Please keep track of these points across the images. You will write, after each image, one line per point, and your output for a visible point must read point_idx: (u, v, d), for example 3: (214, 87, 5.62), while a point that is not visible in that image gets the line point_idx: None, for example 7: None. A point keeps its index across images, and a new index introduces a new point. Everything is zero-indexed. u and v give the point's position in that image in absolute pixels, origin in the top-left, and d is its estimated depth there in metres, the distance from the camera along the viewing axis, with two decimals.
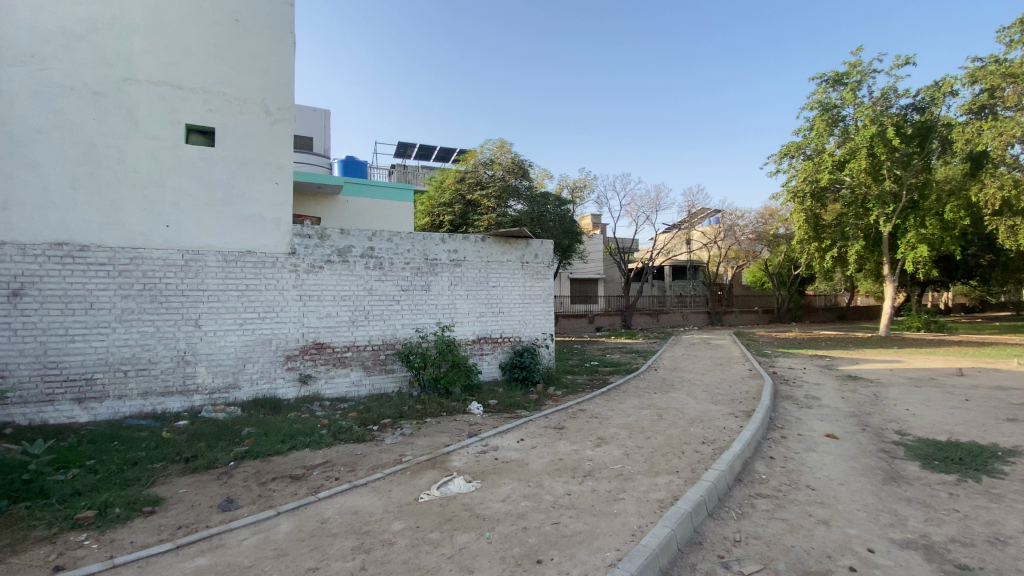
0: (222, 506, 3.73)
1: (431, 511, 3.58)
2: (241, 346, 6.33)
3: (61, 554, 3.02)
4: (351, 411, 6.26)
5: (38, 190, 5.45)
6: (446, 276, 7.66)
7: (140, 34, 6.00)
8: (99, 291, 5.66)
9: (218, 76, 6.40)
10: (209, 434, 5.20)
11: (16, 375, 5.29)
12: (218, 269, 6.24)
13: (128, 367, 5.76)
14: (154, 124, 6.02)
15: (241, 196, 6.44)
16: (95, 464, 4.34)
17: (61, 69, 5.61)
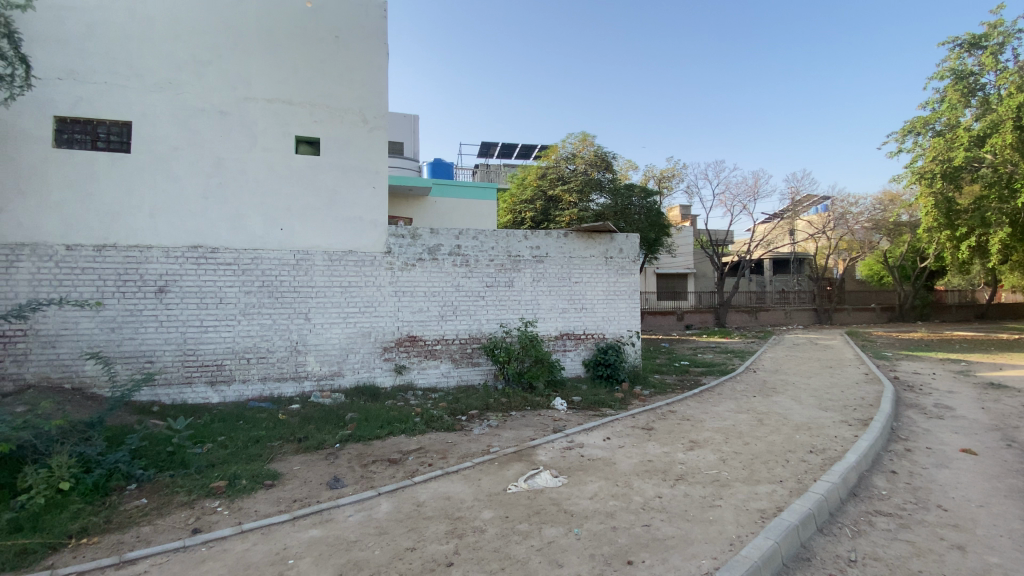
0: (330, 484, 4.07)
1: (519, 503, 3.63)
2: (344, 337, 6.85)
3: (199, 518, 3.46)
4: (441, 401, 6.54)
5: (178, 199, 6.29)
6: (529, 273, 7.70)
7: (256, 57, 6.67)
8: (227, 288, 6.41)
9: (321, 90, 6.94)
10: (318, 417, 5.70)
11: (163, 360, 6.15)
12: (324, 267, 6.80)
13: (250, 355, 6.47)
14: (269, 137, 6.68)
15: (343, 200, 6.95)
16: (225, 440, 4.94)
17: (194, 93, 6.41)
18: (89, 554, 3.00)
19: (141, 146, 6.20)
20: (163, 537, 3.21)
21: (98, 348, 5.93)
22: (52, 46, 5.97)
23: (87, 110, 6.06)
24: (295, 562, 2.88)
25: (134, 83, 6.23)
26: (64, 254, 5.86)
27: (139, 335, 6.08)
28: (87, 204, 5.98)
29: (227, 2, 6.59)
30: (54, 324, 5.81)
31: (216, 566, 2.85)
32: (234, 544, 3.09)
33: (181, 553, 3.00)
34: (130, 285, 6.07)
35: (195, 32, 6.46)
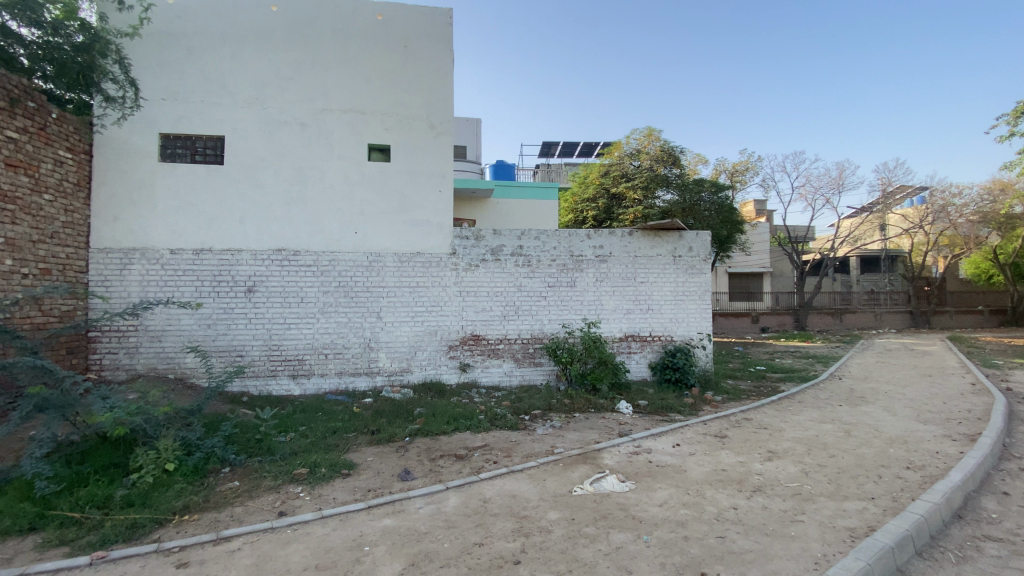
0: (401, 476, 4.23)
1: (586, 506, 3.58)
2: (413, 335, 7.10)
3: (284, 502, 3.72)
4: (504, 400, 6.60)
5: (264, 206, 6.80)
6: (592, 272, 7.60)
7: (332, 70, 7.07)
8: (307, 287, 6.85)
9: (391, 98, 7.23)
10: (389, 411, 5.94)
11: (251, 354, 6.68)
12: (395, 268, 7.08)
13: (328, 351, 6.87)
14: (344, 146, 7.06)
15: (411, 204, 7.20)
16: (305, 430, 5.27)
17: (277, 107, 6.90)
18: (191, 530, 3.30)
19: (233, 159, 6.76)
20: (253, 518, 3.47)
21: (197, 343, 6.54)
22: (158, 70, 6.66)
23: (187, 127, 6.70)
24: (370, 549, 3.01)
25: (226, 100, 6.80)
26: (169, 257, 6.53)
27: (231, 331, 6.64)
28: (187, 212, 6.61)
29: (306, 21, 7.03)
30: (161, 320, 6.48)
31: (300, 547, 3.04)
32: (316, 528, 3.29)
33: (269, 533, 3.23)
34: (224, 286, 6.64)
35: (278, 50, 6.95)
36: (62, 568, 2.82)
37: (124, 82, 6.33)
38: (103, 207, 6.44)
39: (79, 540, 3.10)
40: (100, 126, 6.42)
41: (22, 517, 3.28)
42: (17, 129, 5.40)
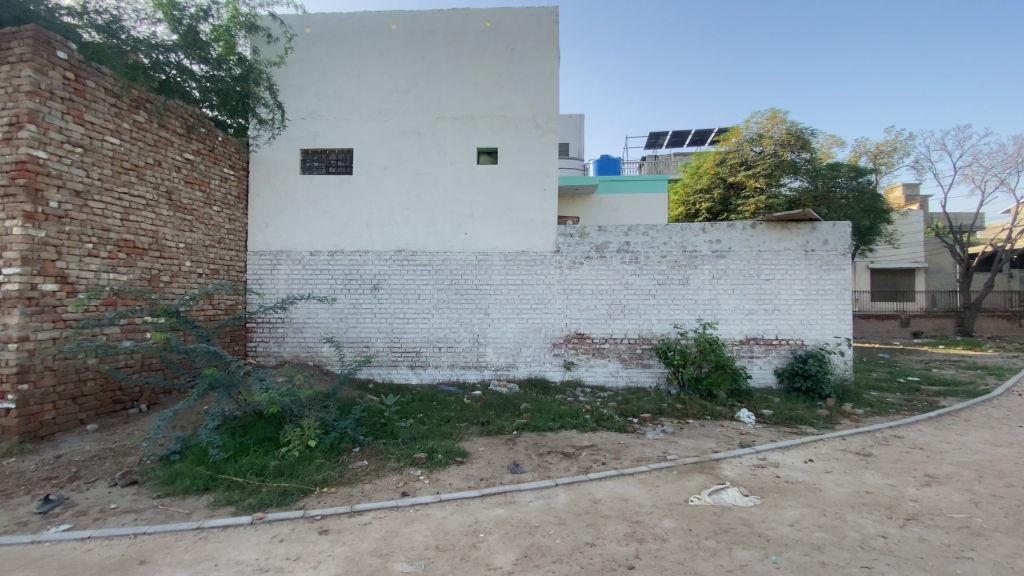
0: (512, 468, 4.34)
1: (704, 517, 3.39)
2: (519, 332, 7.26)
3: (406, 483, 4.02)
4: (611, 401, 6.48)
5: (386, 211, 7.39)
6: (707, 269, 7.15)
7: (446, 79, 7.46)
8: (423, 285, 7.31)
9: (499, 102, 7.44)
10: (496, 405, 6.14)
11: (375, 345, 7.31)
12: (502, 266, 7.29)
13: (441, 344, 7.28)
14: (455, 151, 7.41)
15: (518, 204, 7.34)
16: (423, 417, 5.65)
17: (397, 118, 7.45)
18: (329, 501, 3.69)
19: (360, 168, 7.43)
20: (380, 495, 3.79)
21: (331, 334, 7.32)
22: (299, 93, 7.53)
23: (322, 142, 7.49)
24: (485, 536, 3.14)
25: (354, 115, 7.49)
26: (309, 258, 7.37)
27: (359, 324, 7.31)
28: (323, 218, 7.41)
29: (422, 35, 7.49)
30: (302, 313, 7.34)
31: (421, 527, 3.25)
32: (435, 511, 3.50)
33: (394, 511, 3.51)
34: (352, 283, 7.34)
35: (398, 65, 7.49)
36: (230, 524, 3.28)
37: (274, 105, 7.31)
38: (258, 215, 7.46)
39: (242, 501, 3.60)
40: (255, 146, 7.47)
41: (199, 478, 3.88)
42: (193, 151, 6.50)
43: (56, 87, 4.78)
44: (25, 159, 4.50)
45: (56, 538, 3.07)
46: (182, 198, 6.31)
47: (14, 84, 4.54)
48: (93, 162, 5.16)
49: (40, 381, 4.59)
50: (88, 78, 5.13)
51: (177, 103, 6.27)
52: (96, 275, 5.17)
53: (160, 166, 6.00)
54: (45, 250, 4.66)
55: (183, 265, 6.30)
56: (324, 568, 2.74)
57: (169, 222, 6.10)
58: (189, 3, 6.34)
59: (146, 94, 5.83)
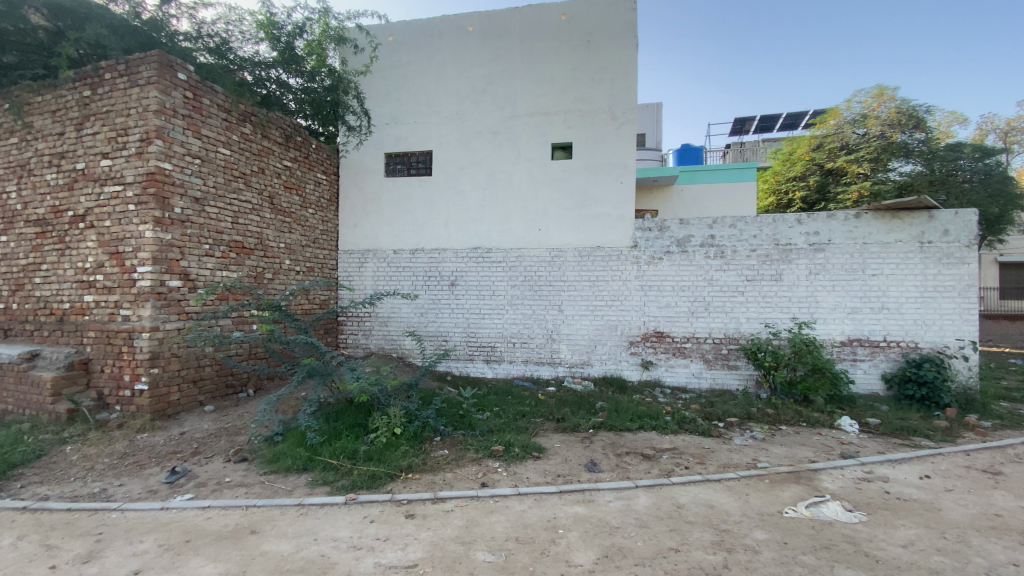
0: (589, 467, 4.30)
1: (801, 531, 3.14)
2: (594, 329, 7.15)
3: (485, 474, 4.11)
4: (693, 403, 6.20)
5: (463, 209, 7.58)
6: (803, 263, 6.61)
7: (521, 76, 7.50)
8: (498, 281, 7.42)
9: (574, 95, 7.35)
10: (572, 402, 6.09)
11: (453, 340, 7.54)
12: (576, 262, 7.21)
13: (516, 340, 7.36)
14: (530, 147, 7.44)
15: (594, 198, 7.21)
16: (499, 410, 5.75)
17: (474, 118, 7.61)
18: (414, 487, 3.86)
19: (438, 169, 7.69)
20: (461, 484, 3.91)
21: (412, 328, 7.66)
22: (383, 99, 7.92)
23: (404, 145, 7.83)
24: (565, 533, 3.13)
25: (433, 118, 7.75)
26: (392, 256, 7.76)
27: (437, 319, 7.58)
28: (404, 218, 7.76)
29: (498, 34, 7.58)
30: (386, 308, 7.74)
31: (501, 518, 3.31)
32: (514, 503, 3.55)
33: (475, 501, 3.60)
34: (431, 280, 7.62)
35: (474, 65, 7.64)
36: (327, 503, 3.53)
37: (361, 112, 7.81)
38: (347, 217, 7.97)
39: (336, 482, 3.87)
40: (345, 151, 7.99)
41: (299, 458, 4.22)
42: (291, 159, 7.07)
43: (178, 105, 5.39)
44: (155, 170, 5.13)
45: (183, 505, 3.48)
46: (282, 202, 6.89)
47: (145, 105, 5.17)
48: (208, 171, 5.76)
49: (167, 365, 5.22)
50: (204, 96, 5.74)
51: (277, 115, 6.85)
52: (212, 273, 5.78)
53: (263, 173, 6.58)
54: (171, 251, 5.28)
55: (283, 263, 6.88)
56: (411, 551, 2.88)
57: (271, 225, 6.68)
58: (286, 22, 6.95)
59: (251, 108, 6.41)
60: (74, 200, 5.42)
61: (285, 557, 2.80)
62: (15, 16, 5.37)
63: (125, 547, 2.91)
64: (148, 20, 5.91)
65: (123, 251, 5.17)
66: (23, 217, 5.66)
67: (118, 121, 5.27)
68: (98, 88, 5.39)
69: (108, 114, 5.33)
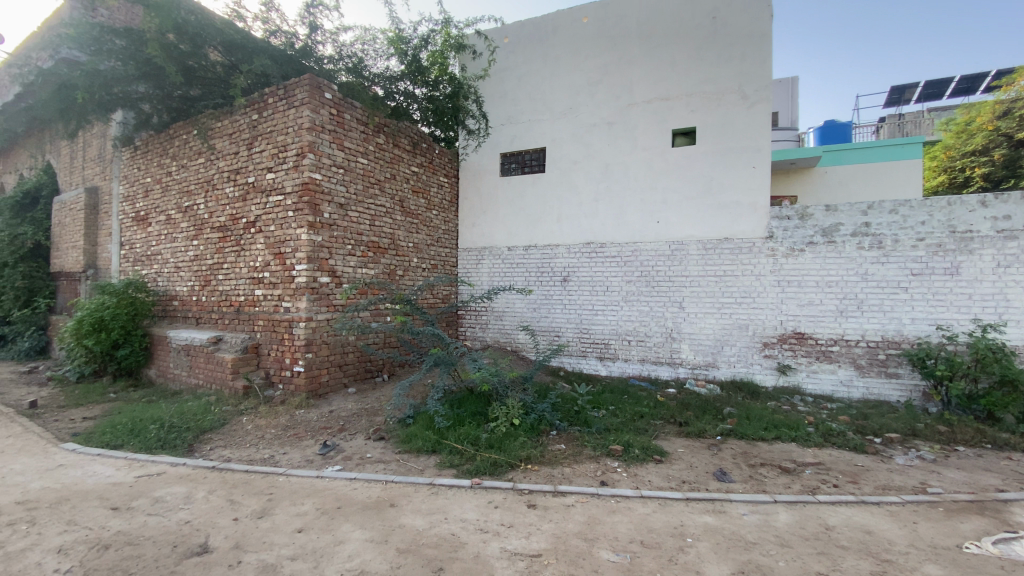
0: (718, 476, 4.02)
1: (989, 571, 2.62)
2: (719, 328, 6.67)
3: (605, 472, 4.03)
4: (841, 414, 5.50)
5: (577, 204, 7.53)
6: (989, 254, 5.51)
7: (638, 63, 7.23)
8: (613, 277, 7.24)
9: (698, 78, 6.90)
10: (696, 405, 5.74)
11: (566, 336, 7.54)
12: (699, 256, 6.77)
13: (632, 338, 7.13)
14: (648, 136, 7.14)
15: (720, 186, 6.71)
16: (616, 409, 5.61)
17: (589, 111, 7.50)
18: (534, 478, 3.92)
19: (552, 164, 7.72)
20: (580, 480, 3.88)
21: (526, 323, 7.80)
22: (499, 101, 8.16)
23: (519, 144, 7.98)
24: (694, 542, 2.96)
25: (548, 114, 7.80)
26: (507, 252, 7.97)
27: (551, 314, 7.63)
28: (519, 215, 7.92)
29: (613, 23, 7.38)
30: (501, 303, 7.99)
31: (624, 519, 3.22)
32: (637, 505, 3.43)
33: (596, 498, 3.55)
34: (545, 275, 7.69)
35: (589, 57, 7.53)
36: (455, 485, 3.73)
37: (480, 115, 8.15)
38: (466, 216, 8.36)
39: (461, 466, 4.08)
40: (465, 154, 8.37)
41: (428, 441, 4.52)
42: (417, 164, 7.59)
43: (325, 122, 6.07)
44: (308, 180, 5.83)
45: (334, 475, 3.91)
46: (410, 205, 7.43)
47: (299, 123, 5.90)
48: (349, 179, 6.41)
49: (319, 351, 5.92)
50: (346, 112, 6.39)
51: (406, 125, 7.38)
52: (353, 270, 6.43)
53: (394, 178, 7.16)
54: (321, 251, 5.97)
55: (411, 261, 7.42)
56: (535, 540, 2.92)
57: (402, 226, 7.24)
58: (413, 37, 7.50)
59: (384, 120, 6.99)
60: (246, 209, 6.38)
61: (420, 531, 3.01)
62: (198, 55, 6.51)
63: (290, 507, 3.35)
64: (300, 49, 6.84)
65: (284, 251, 5.97)
66: (210, 225, 6.79)
67: (279, 139, 6.09)
68: (263, 111, 6.26)
69: (271, 134, 6.17)
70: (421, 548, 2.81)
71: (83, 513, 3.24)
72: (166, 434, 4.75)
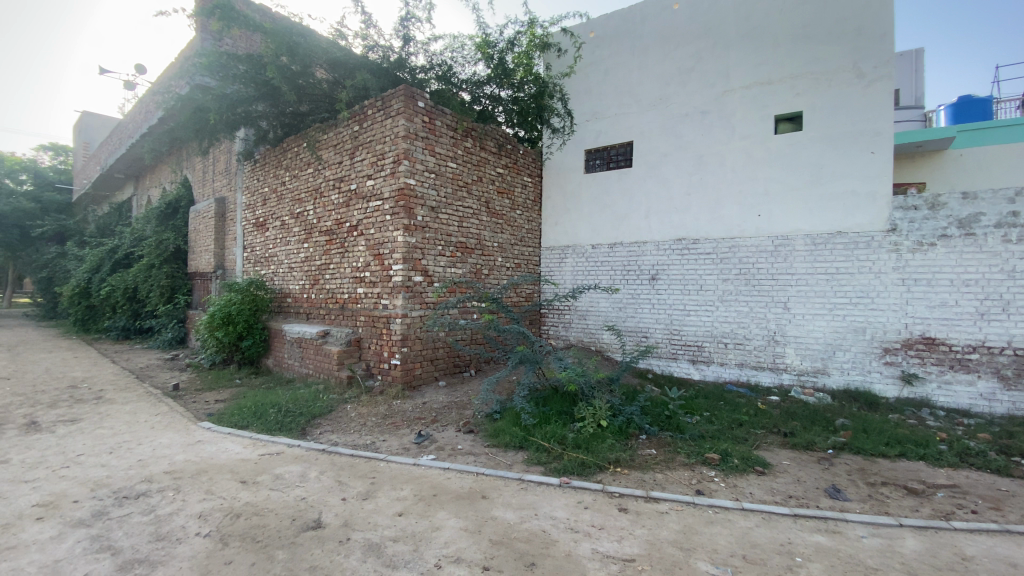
0: (829, 492, 3.67)
1: None
2: (830, 331, 6.10)
3: (700, 481, 3.84)
4: (982, 431, 4.80)
5: (667, 199, 7.24)
6: None
7: (735, 47, 6.81)
8: (707, 275, 6.88)
9: (804, 58, 6.36)
10: (803, 415, 5.29)
11: (655, 336, 7.29)
12: (807, 253, 6.23)
13: (728, 340, 6.73)
14: (747, 124, 6.69)
15: (831, 174, 6.12)
16: (711, 416, 5.32)
17: (680, 102, 7.19)
18: (624, 481, 3.82)
19: (640, 159, 7.50)
20: (673, 487, 3.73)
21: (612, 322, 7.65)
22: (584, 97, 8.08)
23: (605, 140, 7.84)
24: (804, 562, 2.73)
25: (635, 107, 7.58)
26: (592, 251, 7.87)
27: (638, 314, 7.42)
28: (605, 213, 7.78)
29: (707, 7, 7.01)
30: (586, 302, 7.90)
31: (723, 531, 3.05)
32: (737, 518, 3.23)
33: (692, 507, 3.39)
34: (632, 274, 7.49)
35: (681, 46, 7.21)
36: (544, 482, 3.76)
37: (565, 114, 8.13)
38: (550, 215, 8.36)
39: (550, 464, 4.09)
40: (549, 153, 8.38)
41: (516, 436, 4.59)
42: (502, 166, 7.74)
43: (418, 129, 6.39)
44: (403, 186, 6.17)
45: (428, 464, 4.11)
46: (496, 206, 7.60)
47: (396, 132, 6.26)
48: (440, 183, 6.68)
49: (413, 345, 6.25)
50: (437, 119, 6.67)
51: (492, 128, 7.55)
52: (443, 269, 6.70)
53: (481, 180, 7.35)
54: (415, 252, 6.29)
55: (497, 261, 7.58)
56: (628, 544, 2.86)
57: (488, 227, 7.42)
58: (500, 40, 7.64)
59: (472, 124, 7.21)
60: (349, 214, 6.89)
61: (512, 525, 3.07)
62: (306, 74, 7.15)
63: (390, 492, 3.56)
64: (394, 61, 7.19)
65: (383, 251, 6.37)
66: (318, 229, 7.41)
67: (378, 147, 6.49)
68: (364, 122, 6.72)
69: (370, 144, 6.61)
70: (514, 542, 2.86)
71: (218, 484, 3.69)
72: (283, 418, 5.27)
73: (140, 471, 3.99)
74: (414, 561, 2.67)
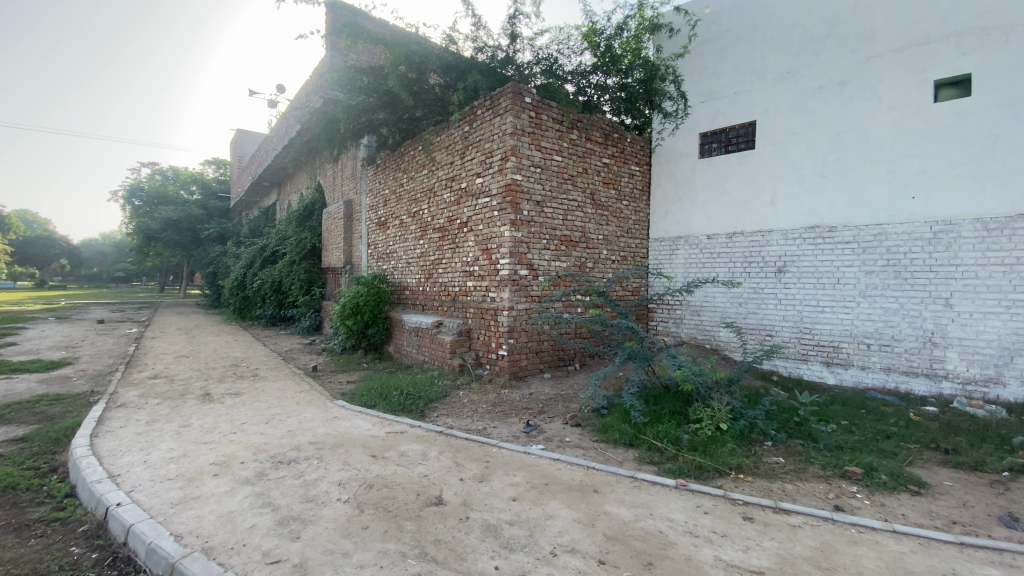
0: (1005, 521, 3.11)
1: None
2: (1007, 333, 5.11)
3: (838, 496, 3.46)
4: None
5: (796, 182, 6.58)
6: None
7: (881, 6, 5.96)
8: (846, 267, 6.14)
9: (974, 10, 5.37)
10: (970, 430, 4.52)
11: (781, 335, 6.69)
12: (976, 240, 5.28)
13: (871, 341, 5.95)
14: (897, 93, 5.82)
15: (1010, 146, 5.10)
16: (849, 425, 4.76)
17: (812, 73, 6.47)
18: (748, 489, 3.57)
19: (764, 140, 6.89)
20: (806, 500, 3.41)
21: (730, 319, 7.16)
22: (699, 78, 7.61)
23: (722, 122, 7.32)
24: None
25: (758, 84, 6.97)
26: (707, 242, 7.42)
27: (761, 310, 6.87)
28: (722, 200, 7.28)
29: None
30: (700, 297, 7.49)
31: (869, 553, 2.72)
32: (887, 541, 2.86)
33: (831, 524, 3.06)
34: (754, 266, 6.93)
35: (813, 11, 6.49)
36: (658, 482, 3.65)
37: (678, 96, 7.71)
38: (660, 205, 8.01)
39: (663, 464, 3.96)
40: (660, 139, 8.01)
41: (626, 433, 4.50)
42: (609, 156, 7.57)
43: (525, 125, 6.49)
44: (511, 181, 6.34)
45: (540, 453, 4.19)
46: (602, 197, 7.46)
47: (504, 130, 6.42)
48: (546, 177, 6.73)
49: (519, 337, 6.41)
50: (544, 113, 6.72)
51: (598, 117, 7.44)
52: (548, 262, 6.75)
53: (586, 172, 7.27)
54: (521, 246, 6.42)
55: (602, 254, 7.45)
56: (755, 555, 2.68)
57: (593, 219, 7.32)
58: (607, 27, 7.51)
59: (578, 116, 7.14)
60: (460, 211, 7.23)
61: (627, 522, 3.02)
62: (422, 80, 7.57)
63: (504, 477, 3.70)
64: (501, 60, 7.39)
65: (491, 246, 6.59)
66: (432, 226, 7.89)
67: (487, 145, 6.71)
68: (473, 122, 6.99)
69: (480, 142, 6.86)
70: (629, 539, 2.82)
71: (352, 456, 4.12)
72: (404, 400, 5.73)
73: (290, 441, 4.58)
74: (529, 546, 2.75)
